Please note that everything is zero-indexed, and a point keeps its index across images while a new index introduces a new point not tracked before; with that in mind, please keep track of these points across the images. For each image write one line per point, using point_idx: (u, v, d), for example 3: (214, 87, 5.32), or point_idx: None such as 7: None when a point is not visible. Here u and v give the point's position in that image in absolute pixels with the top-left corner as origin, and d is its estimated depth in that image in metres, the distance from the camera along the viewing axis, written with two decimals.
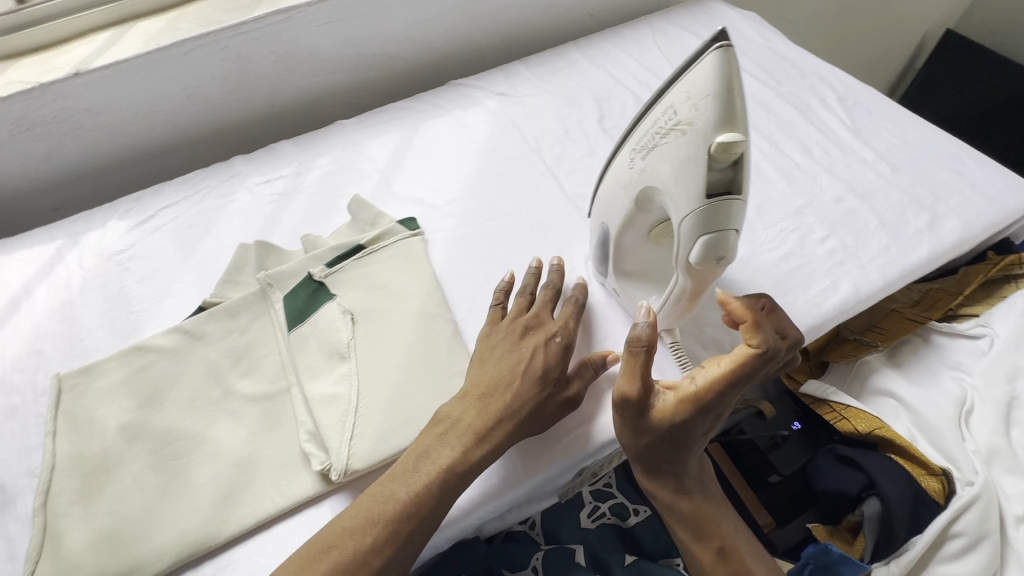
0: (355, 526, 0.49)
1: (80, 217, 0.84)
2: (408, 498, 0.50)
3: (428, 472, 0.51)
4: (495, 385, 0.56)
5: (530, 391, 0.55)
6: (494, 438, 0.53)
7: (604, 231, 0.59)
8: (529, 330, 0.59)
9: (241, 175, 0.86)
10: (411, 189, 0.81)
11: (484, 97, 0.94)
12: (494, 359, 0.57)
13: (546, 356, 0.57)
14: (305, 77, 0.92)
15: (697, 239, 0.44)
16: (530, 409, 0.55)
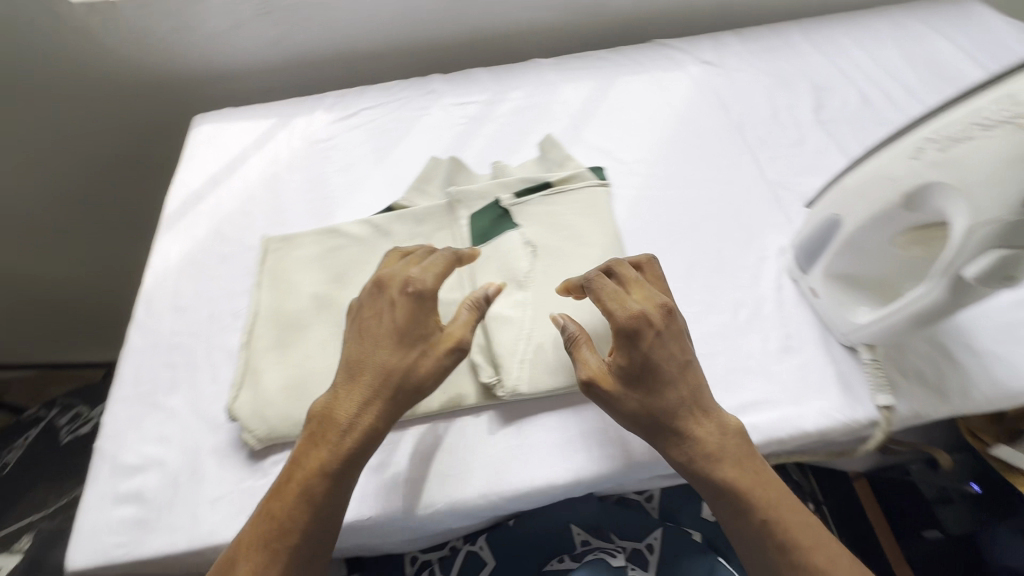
0: (253, 542, 0.48)
1: (291, 102, 0.91)
2: (297, 513, 0.48)
3: (309, 469, 0.50)
4: (370, 357, 0.52)
5: (393, 351, 0.52)
6: (368, 391, 0.51)
7: (828, 226, 0.56)
8: (379, 288, 0.55)
9: (437, 93, 0.89)
10: (600, 140, 0.79)
11: (689, 62, 0.89)
12: (359, 336, 0.54)
13: (376, 310, 0.54)
14: (514, 9, 0.92)
15: (987, 249, 0.44)
16: (402, 368, 0.52)
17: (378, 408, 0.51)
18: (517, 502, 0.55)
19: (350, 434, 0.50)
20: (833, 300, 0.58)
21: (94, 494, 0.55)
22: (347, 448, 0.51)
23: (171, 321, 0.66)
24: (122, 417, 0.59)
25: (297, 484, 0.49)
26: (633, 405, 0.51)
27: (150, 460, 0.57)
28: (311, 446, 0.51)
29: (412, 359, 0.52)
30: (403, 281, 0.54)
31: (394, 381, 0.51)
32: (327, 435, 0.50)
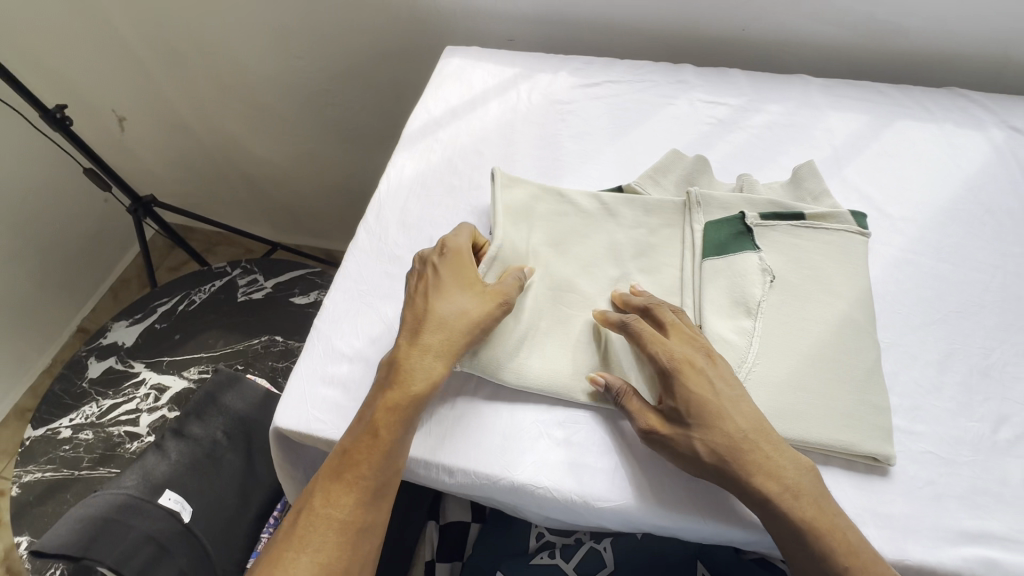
0: (325, 475, 0.51)
1: (538, 56, 0.91)
2: (350, 448, 0.51)
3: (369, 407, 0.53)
4: (423, 302, 0.56)
5: (444, 302, 0.56)
6: (432, 333, 0.55)
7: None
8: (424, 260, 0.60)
9: (687, 84, 0.84)
10: (864, 182, 0.71)
11: (992, 123, 0.76)
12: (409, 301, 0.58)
13: (420, 275, 0.58)
14: (798, 15, 0.84)
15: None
16: (455, 315, 0.55)
17: (442, 348, 0.54)
18: (689, 529, 0.53)
19: (416, 368, 0.53)
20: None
21: (306, 367, 0.60)
22: (395, 397, 0.52)
23: (395, 234, 0.70)
24: (340, 307, 0.64)
25: (376, 414, 0.52)
26: (696, 449, 0.50)
27: (356, 354, 0.61)
28: (382, 378, 0.54)
29: (468, 309, 0.56)
30: (439, 249, 0.60)
31: (445, 324, 0.55)
32: (391, 371, 0.54)
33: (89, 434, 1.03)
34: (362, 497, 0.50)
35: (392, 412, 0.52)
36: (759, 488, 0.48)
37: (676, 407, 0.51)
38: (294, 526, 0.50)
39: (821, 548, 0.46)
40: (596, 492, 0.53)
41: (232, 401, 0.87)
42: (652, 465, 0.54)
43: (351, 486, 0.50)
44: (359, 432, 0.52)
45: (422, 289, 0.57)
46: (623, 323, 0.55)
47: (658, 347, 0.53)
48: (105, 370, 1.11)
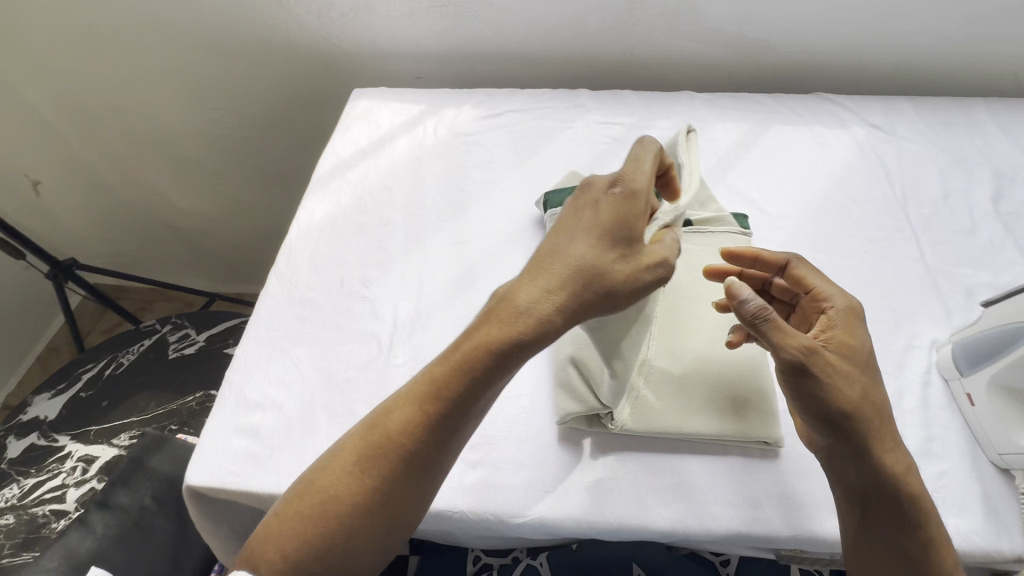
0: (400, 413, 0.49)
1: (443, 92, 0.95)
2: (426, 404, 0.48)
3: (473, 348, 0.48)
4: (577, 243, 0.48)
5: (586, 244, 0.48)
6: (554, 271, 0.48)
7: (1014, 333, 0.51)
8: (607, 192, 0.49)
9: (584, 108, 0.89)
10: (746, 186, 0.77)
11: (854, 123, 0.84)
12: (566, 233, 0.49)
13: (595, 210, 0.49)
14: (677, 38, 0.91)
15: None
16: (593, 267, 0.47)
17: (553, 294, 0.47)
18: (607, 534, 0.54)
19: (519, 304, 0.47)
20: (999, 416, 0.52)
21: (218, 421, 0.59)
22: (495, 347, 0.47)
23: (307, 277, 0.71)
24: (252, 356, 0.64)
25: (472, 351, 0.48)
26: (861, 392, 0.48)
27: (269, 401, 0.61)
28: (491, 306, 0.49)
29: (606, 259, 0.47)
30: (610, 183, 0.50)
31: (587, 280, 0.47)
32: (501, 304, 0.48)
33: (9, 518, 0.96)
34: (412, 455, 0.48)
35: (483, 353, 0.47)
36: (882, 451, 0.48)
37: (846, 347, 0.50)
38: (349, 447, 0.49)
39: (905, 516, 0.47)
40: (510, 509, 0.54)
41: (159, 464, 0.84)
42: (566, 477, 0.55)
43: (418, 426, 0.48)
44: (449, 365, 0.48)
45: (571, 226, 0.50)
46: (786, 263, 0.56)
47: (824, 287, 0.53)
48: (26, 448, 1.04)
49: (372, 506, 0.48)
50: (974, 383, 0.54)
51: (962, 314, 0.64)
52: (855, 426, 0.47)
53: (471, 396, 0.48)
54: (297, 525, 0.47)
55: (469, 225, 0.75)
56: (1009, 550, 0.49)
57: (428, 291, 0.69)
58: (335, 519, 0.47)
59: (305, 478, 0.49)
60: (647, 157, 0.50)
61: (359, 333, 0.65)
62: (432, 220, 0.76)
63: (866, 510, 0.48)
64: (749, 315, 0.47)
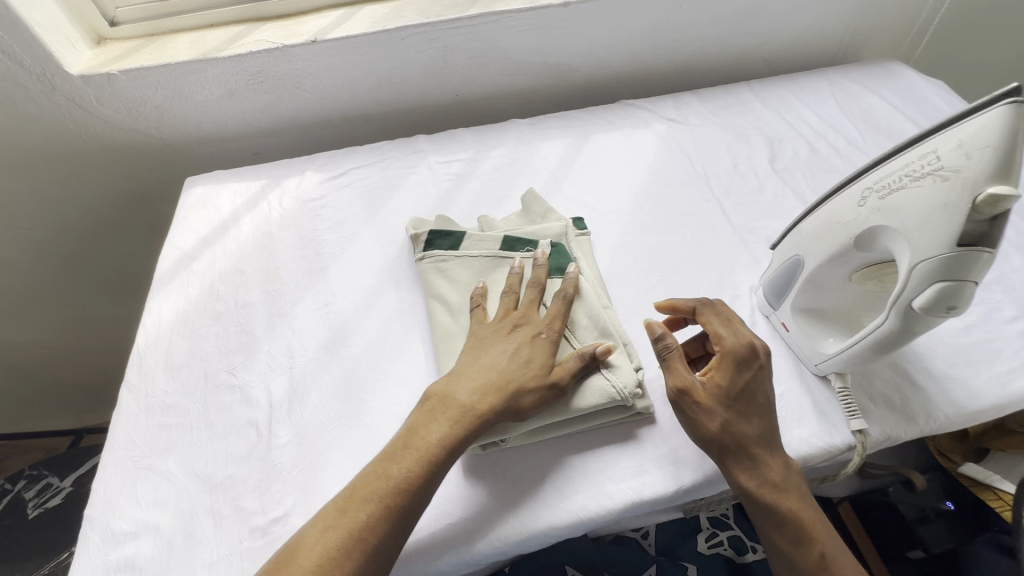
0: (348, 507, 0.50)
1: (283, 164, 0.95)
2: (371, 500, 0.50)
3: (417, 447, 0.53)
4: (498, 368, 0.57)
5: (514, 361, 0.58)
6: (486, 388, 0.56)
7: (789, 267, 0.61)
8: (516, 326, 0.61)
9: (423, 152, 0.94)
10: (579, 192, 0.85)
11: (655, 120, 0.97)
12: (487, 357, 0.59)
13: (531, 347, 0.59)
14: (492, 74, 1.01)
15: (936, 281, 0.44)
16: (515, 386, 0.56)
17: (483, 392, 0.56)
18: (522, 545, 0.56)
19: (448, 402, 0.55)
20: (805, 334, 0.61)
21: (84, 566, 0.53)
22: (427, 452, 0.53)
23: (165, 382, 0.66)
24: (113, 483, 0.58)
25: (410, 448, 0.53)
26: (732, 420, 0.54)
27: (143, 527, 0.55)
28: (436, 403, 0.55)
29: (529, 368, 0.57)
30: (530, 325, 0.61)
31: (504, 396, 0.55)
32: (450, 403, 0.55)
33: None
34: (363, 554, 0.48)
35: (437, 452, 0.53)
36: (747, 467, 0.53)
37: (717, 383, 0.55)
38: (281, 558, 0.48)
39: (777, 520, 0.53)
40: (423, 552, 0.54)
41: None
42: (475, 502, 0.56)
43: (376, 521, 0.49)
44: (401, 458, 0.52)
45: (495, 347, 0.59)
46: (694, 310, 0.61)
47: (718, 331, 0.58)
48: None
49: None
50: (784, 313, 0.63)
51: (767, 259, 0.76)
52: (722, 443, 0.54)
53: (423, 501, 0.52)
54: None
55: (332, 287, 0.75)
56: (842, 442, 0.58)
57: (299, 362, 0.67)
58: None
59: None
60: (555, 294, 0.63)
61: (233, 424, 0.62)
62: (293, 290, 0.75)
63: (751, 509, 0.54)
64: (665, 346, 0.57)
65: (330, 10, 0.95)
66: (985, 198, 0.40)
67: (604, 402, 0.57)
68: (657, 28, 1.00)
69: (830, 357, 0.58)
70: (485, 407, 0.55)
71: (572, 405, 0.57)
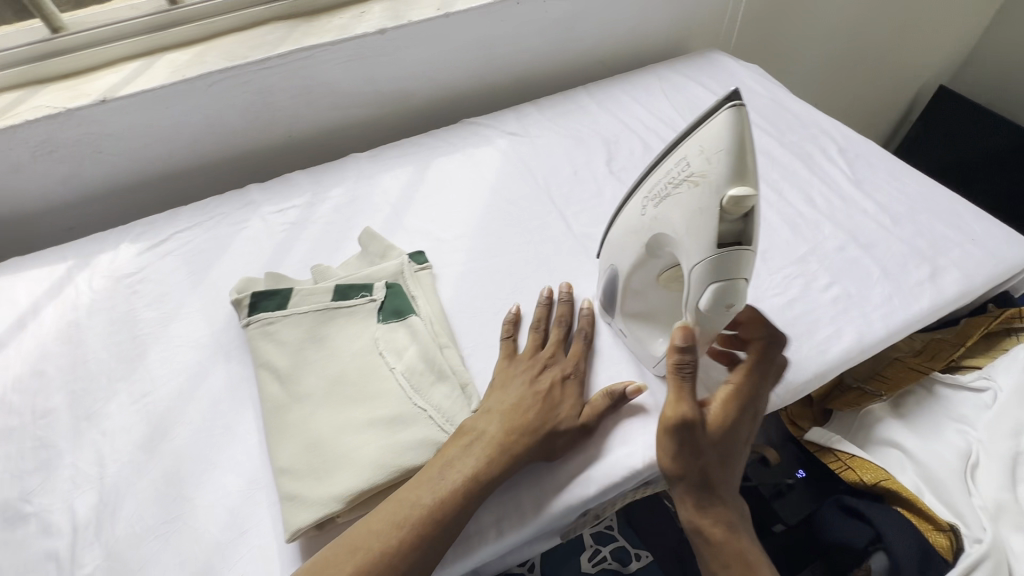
0: (337, 556, 0.47)
1: (94, 238, 0.85)
2: (382, 550, 0.47)
3: (449, 483, 0.51)
4: (534, 409, 0.56)
5: (542, 399, 0.57)
6: (519, 429, 0.54)
7: (610, 274, 0.60)
8: (547, 365, 0.61)
9: (255, 203, 0.88)
10: (421, 222, 0.83)
11: (496, 137, 0.97)
12: (515, 389, 0.58)
13: (564, 389, 0.59)
14: (323, 110, 0.96)
15: (711, 283, 0.45)
16: (542, 424, 0.55)
17: (520, 433, 0.54)
18: None
19: (480, 438, 0.54)
20: (637, 338, 0.61)
21: None
22: (452, 495, 0.50)
23: None
24: None
25: (436, 484, 0.51)
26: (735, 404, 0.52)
27: None
28: (472, 438, 0.53)
29: (558, 407, 0.57)
30: (560, 365, 0.61)
31: (537, 439, 0.54)
32: (484, 438, 0.54)
33: None
34: None
35: (458, 496, 0.50)
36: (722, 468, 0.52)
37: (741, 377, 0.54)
38: None
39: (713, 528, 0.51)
40: None
41: None
42: None
43: None
44: (430, 486, 0.51)
45: (542, 388, 0.58)
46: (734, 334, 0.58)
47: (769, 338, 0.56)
48: None
49: None
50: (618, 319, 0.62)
51: None
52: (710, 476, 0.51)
53: (431, 555, 0.49)
54: None
55: (150, 373, 0.67)
56: None
57: (110, 469, 0.59)
58: None
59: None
60: (561, 330, 0.65)
61: (27, 563, 0.54)
62: (103, 385, 0.67)
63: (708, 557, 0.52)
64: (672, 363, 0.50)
65: (123, 63, 0.87)
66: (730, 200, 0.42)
67: None
68: (485, 44, 0.99)
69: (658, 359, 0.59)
70: (517, 448, 0.54)
71: (407, 462, 0.54)
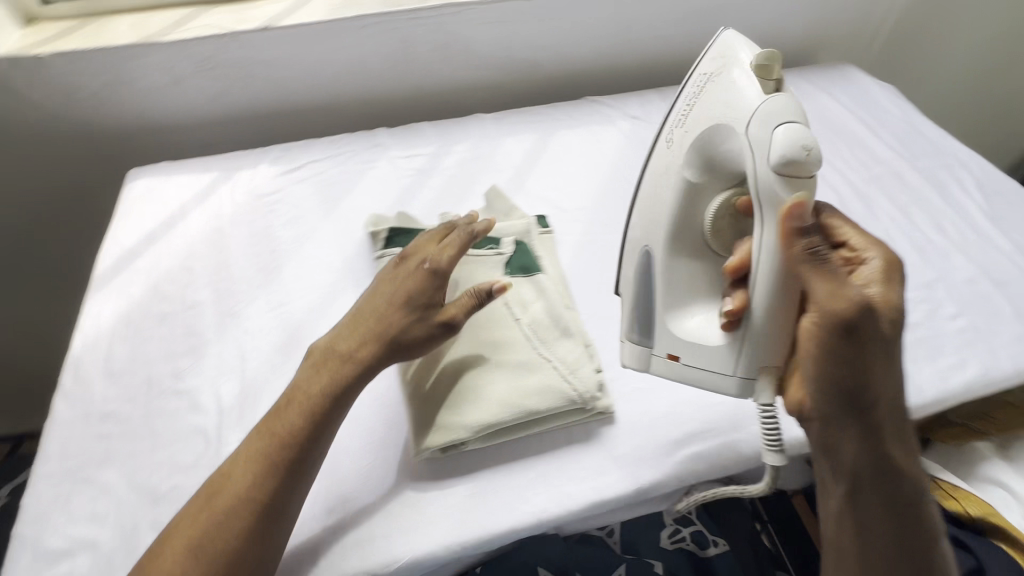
0: (251, 460, 0.52)
1: (236, 155, 0.90)
2: (273, 455, 0.51)
3: (300, 400, 0.55)
4: (373, 306, 0.59)
5: (377, 297, 0.60)
6: (359, 331, 0.58)
7: (654, 270, 0.57)
8: (402, 258, 0.63)
9: (384, 146, 0.91)
10: (543, 190, 0.85)
11: (619, 118, 0.97)
12: (380, 289, 0.61)
13: (416, 284, 0.59)
14: (456, 68, 0.98)
15: (771, 118, 0.47)
16: (359, 321, 0.59)
17: (365, 342, 0.57)
18: (480, 551, 0.54)
19: (332, 351, 0.58)
20: (703, 348, 0.53)
21: None
22: (310, 403, 0.54)
23: (104, 388, 0.62)
24: (46, 499, 0.54)
25: (294, 398, 0.55)
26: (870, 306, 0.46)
27: (80, 543, 0.52)
28: (321, 355, 0.58)
29: (380, 305, 0.59)
30: (420, 259, 0.61)
31: (391, 345, 0.57)
32: (331, 354, 0.57)
33: None
34: (250, 508, 0.49)
35: (317, 403, 0.54)
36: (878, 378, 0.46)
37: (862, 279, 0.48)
38: (189, 514, 0.50)
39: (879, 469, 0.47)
40: (379, 561, 0.52)
41: None
42: (424, 509, 0.55)
43: (263, 480, 0.50)
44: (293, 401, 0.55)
45: (384, 286, 0.60)
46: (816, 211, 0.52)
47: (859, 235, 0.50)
48: None
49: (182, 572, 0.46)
50: (670, 340, 0.55)
51: None
52: (882, 404, 0.46)
53: (304, 459, 0.53)
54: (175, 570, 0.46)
55: (287, 286, 0.72)
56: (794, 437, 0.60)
57: (252, 365, 0.65)
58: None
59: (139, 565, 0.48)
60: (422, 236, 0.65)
61: (179, 432, 0.59)
62: (245, 289, 0.72)
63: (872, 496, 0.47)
64: (801, 251, 0.45)
65: None
66: (704, 150, 0.52)
67: (563, 404, 0.58)
68: (622, 26, 1.00)
69: (752, 325, 0.50)
70: (358, 356, 0.56)
71: (531, 406, 0.57)
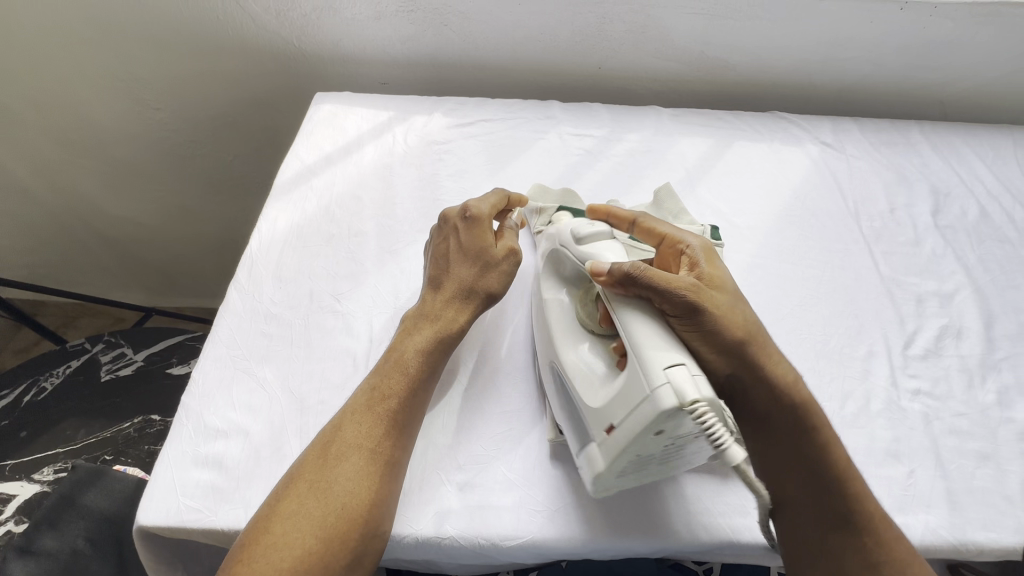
0: (360, 410, 0.52)
1: (412, 98, 0.92)
2: (385, 409, 0.52)
3: (398, 360, 0.55)
4: (444, 275, 0.61)
5: (441, 263, 0.62)
6: (442, 297, 0.60)
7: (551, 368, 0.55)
8: (443, 222, 0.64)
9: (556, 119, 0.89)
10: (714, 199, 0.80)
11: (808, 140, 0.88)
12: (439, 256, 0.63)
13: (476, 243, 0.62)
14: (645, 54, 0.94)
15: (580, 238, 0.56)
16: (437, 287, 0.61)
17: (448, 303, 0.59)
18: (598, 553, 0.52)
19: (421, 319, 0.59)
20: (613, 406, 0.46)
21: (173, 450, 0.54)
22: (413, 365, 0.55)
23: (271, 292, 0.66)
24: (212, 379, 0.59)
25: (395, 359, 0.56)
26: (720, 331, 0.49)
27: (235, 428, 0.56)
28: (410, 325, 0.59)
29: (451, 270, 0.61)
30: (461, 213, 0.63)
31: (470, 299, 0.60)
32: (417, 320, 0.59)
33: None
34: (371, 458, 0.49)
35: (420, 364, 0.55)
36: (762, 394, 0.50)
37: (718, 302, 0.50)
38: (311, 459, 0.49)
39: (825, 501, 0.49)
40: (502, 532, 0.51)
41: (95, 501, 0.68)
42: (552, 494, 0.53)
43: (381, 432, 0.51)
44: (397, 360, 0.56)
45: (444, 249, 0.63)
46: (633, 220, 0.61)
47: (676, 232, 0.58)
48: None
49: (321, 515, 0.46)
50: (598, 413, 0.47)
51: (914, 319, 0.68)
52: (769, 403, 0.51)
53: (411, 412, 0.53)
54: (305, 515, 0.46)
55: None
56: (978, 540, 0.53)
57: (403, 304, 0.66)
58: (317, 522, 0.45)
59: (261, 515, 0.46)
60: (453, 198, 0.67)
61: (331, 350, 0.61)
62: (406, 230, 0.73)
63: (769, 453, 0.51)
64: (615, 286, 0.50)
65: None
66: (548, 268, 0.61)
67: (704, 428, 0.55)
68: (835, 43, 0.91)
69: (632, 364, 0.45)
70: (446, 318, 0.59)
71: None
